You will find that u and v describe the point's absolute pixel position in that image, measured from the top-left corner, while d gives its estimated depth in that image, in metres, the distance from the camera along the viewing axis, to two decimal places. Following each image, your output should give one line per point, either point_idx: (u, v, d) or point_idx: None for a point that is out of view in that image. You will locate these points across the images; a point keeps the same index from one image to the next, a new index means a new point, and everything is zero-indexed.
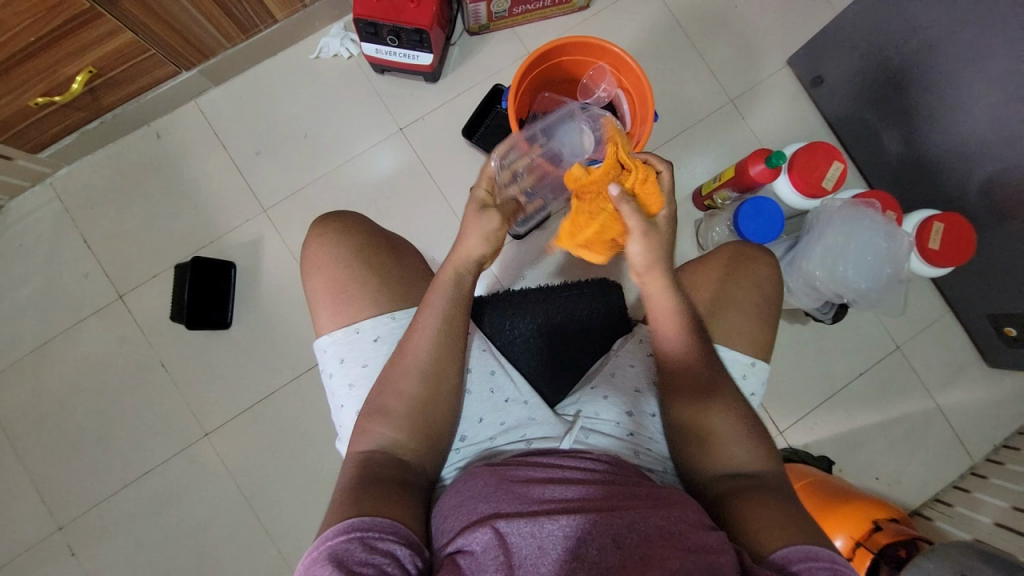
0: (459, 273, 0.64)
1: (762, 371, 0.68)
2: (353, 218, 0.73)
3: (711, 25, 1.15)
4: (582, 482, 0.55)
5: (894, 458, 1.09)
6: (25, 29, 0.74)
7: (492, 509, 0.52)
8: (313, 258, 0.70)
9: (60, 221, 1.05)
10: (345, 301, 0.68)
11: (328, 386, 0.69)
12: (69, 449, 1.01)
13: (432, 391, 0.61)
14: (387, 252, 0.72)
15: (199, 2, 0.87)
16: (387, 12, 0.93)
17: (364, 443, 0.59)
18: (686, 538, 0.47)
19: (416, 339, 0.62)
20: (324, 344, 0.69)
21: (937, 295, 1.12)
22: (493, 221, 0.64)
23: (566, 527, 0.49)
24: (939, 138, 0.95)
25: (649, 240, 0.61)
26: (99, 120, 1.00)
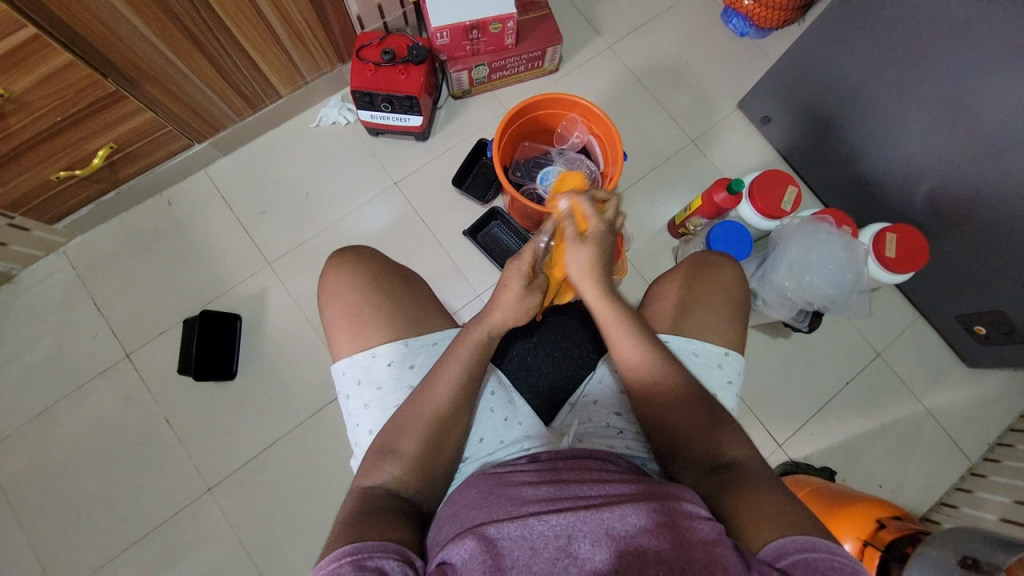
0: (488, 335, 0.68)
1: (734, 360, 0.73)
2: (369, 251, 0.79)
3: (667, 79, 1.30)
4: (573, 484, 0.57)
5: (893, 464, 1.11)
6: (54, 111, 0.83)
7: (484, 518, 0.54)
8: (332, 287, 0.76)
9: (72, 286, 1.10)
10: (360, 325, 0.73)
11: (345, 406, 0.73)
12: (70, 514, 1.00)
13: (445, 429, 0.64)
14: (399, 282, 0.77)
15: (211, 81, 0.98)
16: (379, 83, 1.05)
17: (369, 477, 0.62)
18: (676, 529, 0.49)
19: (440, 388, 0.65)
20: (342, 367, 0.73)
21: (906, 303, 1.19)
22: (534, 300, 0.70)
23: (556, 525, 0.50)
24: (880, 159, 1.06)
25: (581, 254, 0.68)
26: (114, 191, 1.08)
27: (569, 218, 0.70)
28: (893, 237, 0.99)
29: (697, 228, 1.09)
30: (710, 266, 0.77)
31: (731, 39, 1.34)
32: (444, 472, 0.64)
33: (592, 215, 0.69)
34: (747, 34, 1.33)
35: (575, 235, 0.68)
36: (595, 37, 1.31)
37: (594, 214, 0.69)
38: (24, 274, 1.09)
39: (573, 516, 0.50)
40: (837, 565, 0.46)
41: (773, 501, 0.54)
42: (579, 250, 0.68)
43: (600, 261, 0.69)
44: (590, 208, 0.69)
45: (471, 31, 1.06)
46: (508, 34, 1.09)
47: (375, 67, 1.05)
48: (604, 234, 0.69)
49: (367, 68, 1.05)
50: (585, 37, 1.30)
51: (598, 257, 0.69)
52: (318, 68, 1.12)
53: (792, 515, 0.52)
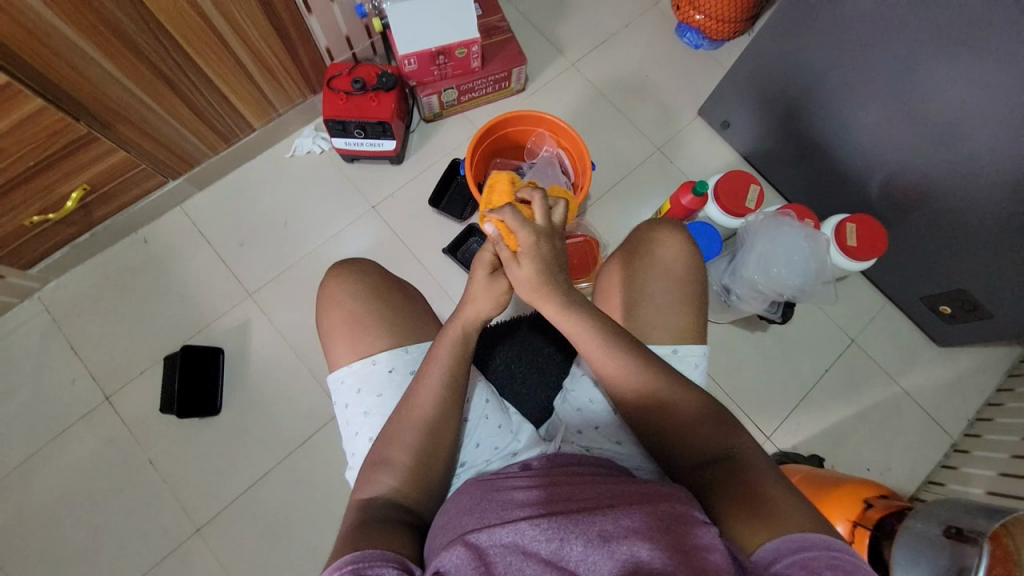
0: (466, 330, 0.69)
1: (684, 353, 0.75)
2: (367, 263, 0.81)
3: (630, 92, 1.36)
4: (567, 490, 0.57)
5: (878, 447, 1.14)
6: (25, 155, 0.83)
7: (477, 525, 0.54)
8: (331, 296, 0.77)
9: (48, 331, 1.08)
10: (360, 333, 0.74)
11: (344, 415, 0.73)
12: (52, 567, 0.96)
13: (435, 433, 0.65)
14: (397, 291, 0.79)
15: (183, 119, 1.00)
16: (352, 111, 1.08)
17: (365, 491, 0.62)
18: (670, 532, 0.50)
19: (423, 393, 0.66)
20: (340, 376, 0.74)
21: (875, 289, 1.24)
22: (500, 286, 0.70)
23: (549, 529, 0.50)
24: (835, 154, 1.12)
25: (523, 275, 0.67)
26: (90, 233, 1.08)
27: (499, 242, 0.68)
28: (853, 226, 1.04)
29: None
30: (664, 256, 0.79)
31: (687, 52, 1.41)
32: (438, 484, 0.65)
33: (518, 231, 0.66)
34: (701, 46, 1.41)
35: (508, 256, 0.67)
36: (559, 56, 1.36)
37: (521, 229, 0.66)
38: None
39: (567, 520, 0.51)
40: (833, 561, 0.46)
41: (760, 485, 0.55)
42: (519, 269, 0.67)
43: (543, 272, 0.67)
44: (515, 224, 0.66)
45: (437, 56, 1.10)
46: (473, 58, 1.13)
47: (347, 96, 1.08)
48: (547, 241, 0.67)
49: (338, 97, 1.08)
50: (549, 57, 1.36)
51: (544, 269, 0.67)
52: (291, 100, 1.15)
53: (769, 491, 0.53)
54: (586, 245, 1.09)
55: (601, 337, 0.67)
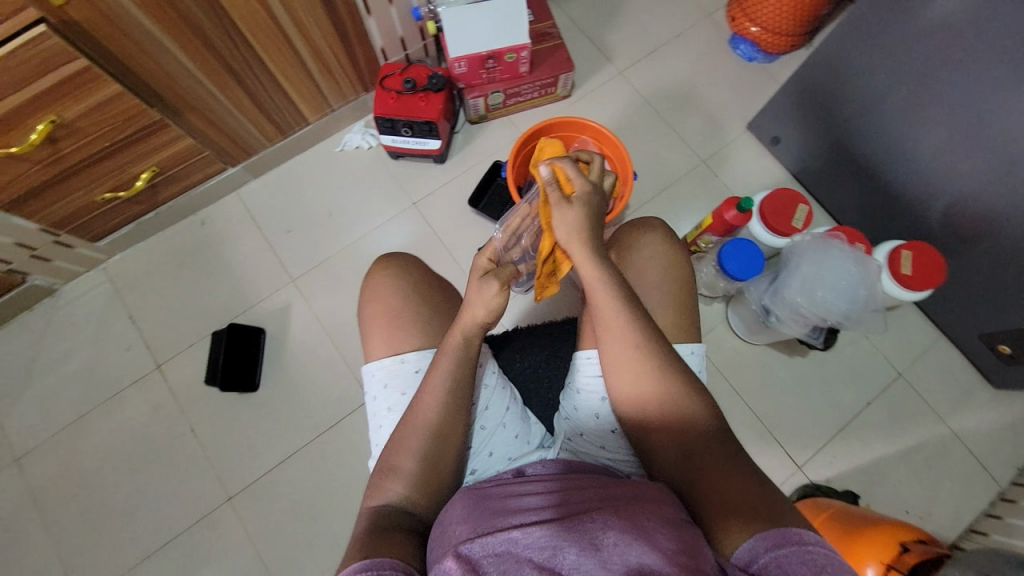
0: (467, 337, 0.69)
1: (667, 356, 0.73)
2: (410, 259, 0.83)
3: (677, 103, 1.34)
4: (562, 501, 0.58)
5: (919, 489, 1.07)
6: (101, 137, 0.90)
7: (471, 532, 0.54)
8: (372, 289, 0.80)
9: (110, 300, 1.16)
10: (395, 328, 0.77)
11: (371, 407, 0.76)
12: (96, 520, 1.03)
13: (442, 441, 0.66)
14: (439, 289, 0.82)
15: (246, 110, 1.06)
16: (401, 110, 1.11)
17: (376, 498, 0.64)
18: (655, 531, 0.51)
19: (428, 402, 0.67)
20: (372, 368, 0.76)
21: (927, 322, 1.17)
22: (492, 287, 0.69)
23: (538, 535, 0.51)
24: (893, 177, 1.07)
25: (569, 215, 0.67)
26: (154, 212, 1.16)
27: (553, 184, 0.69)
28: (908, 254, 0.99)
29: (709, 246, 1.10)
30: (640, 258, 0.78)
31: (740, 64, 1.38)
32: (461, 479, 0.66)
33: (575, 178, 0.68)
34: (754, 59, 1.37)
35: (560, 200, 0.68)
36: (607, 64, 1.36)
37: (578, 178, 0.68)
38: (67, 288, 1.16)
39: (561, 531, 0.51)
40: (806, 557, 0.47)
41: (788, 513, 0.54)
42: (562, 212, 0.67)
43: (588, 225, 0.67)
44: (574, 172, 0.68)
45: (487, 60, 1.12)
46: (522, 63, 1.15)
47: (397, 95, 1.12)
48: (592, 197, 0.68)
49: (389, 96, 1.12)
50: (597, 64, 1.36)
51: (590, 221, 0.67)
52: (343, 97, 1.20)
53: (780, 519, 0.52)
54: None
55: (623, 310, 0.65)
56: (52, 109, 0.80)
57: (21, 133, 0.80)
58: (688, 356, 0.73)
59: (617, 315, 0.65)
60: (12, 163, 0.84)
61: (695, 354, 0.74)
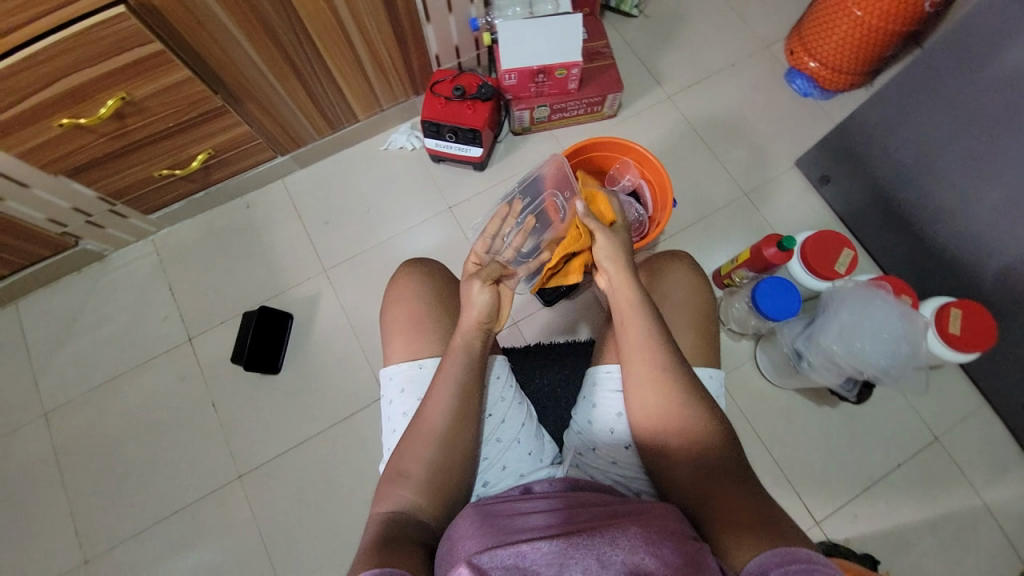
0: (468, 341, 0.71)
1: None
2: (433, 267, 0.86)
3: (725, 132, 1.32)
4: (567, 517, 0.58)
5: (945, 563, 1.01)
6: (166, 117, 0.95)
7: (479, 547, 0.54)
8: (398, 296, 0.82)
9: (153, 271, 1.22)
10: (416, 334, 0.78)
11: (386, 411, 0.76)
12: (115, 480, 1.07)
13: (448, 449, 0.66)
14: (450, 296, 0.83)
15: (301, 103, 1.10)
16: (448, 115, 1.13)
17: (384, 505, 0.64)
18: (669, 549, 0.49)
19: (432, 407, 0.67)
20: (390, 372, 0.77)
21: (971, 385, 1.11)
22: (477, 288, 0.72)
23: (545, 550, 0.50)
24: (948, 230, 1.02)
25: (608, 241, 0.72)
26: (204, 192, 1.21)
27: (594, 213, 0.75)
28: (958, 312, 0.94)
29: (744, 281, 1.08)
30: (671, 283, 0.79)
31: (795, 98, 1.35)
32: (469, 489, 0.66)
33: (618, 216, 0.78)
34: (810, 95, 1.34)
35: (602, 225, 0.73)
36: (656, 87, 1.35)
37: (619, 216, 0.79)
38: (115, 255, 1.23)
39: (565, 542, 0.50)
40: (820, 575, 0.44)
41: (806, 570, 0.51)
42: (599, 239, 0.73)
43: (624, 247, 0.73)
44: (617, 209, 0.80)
45: (537, 75, 1.13)
46: (572, 80, 1.15)
47: (446, 101, 1.13)
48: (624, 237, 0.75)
49: (438, 101, 1.14)
50: (646, 87, 1.35)
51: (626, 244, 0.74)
52: (394, 98, 1.23)
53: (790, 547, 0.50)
54: None
55: (650, 321, 0.66)
56: (123, 87, 0.85)
57: (92, 107, 0.85)
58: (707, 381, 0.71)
59: (642, 321, 0.66)
60: (82, 134, 0.89)
61: (714, 378, 0.72)
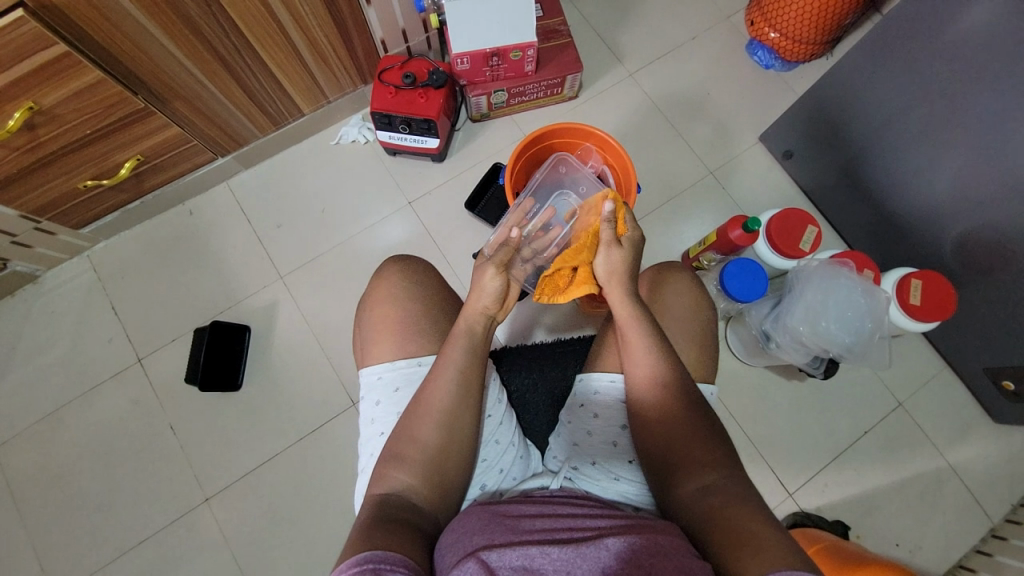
0: (471, 326, 0.69)
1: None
2: (419, 263, 0.82)
3: (688, 110, 1.29)
4: (569, 519, 0.59)
5: (911, 522, 1.05)
6: (82, 124, 0.86)
7: (487, 543, 0.53)
8: (388, 288, 0.78)
9: (92, 289, 1.13)
10: (408, 333, 0.75)
11: (372, 412, 0.73)
12: (70, 515, 1.01)
13: (450, 434, 0.63)
14: (450, 299, 0.81)
15: (237, 100, 1.02)
16: (400, 105, 1.07)
17: (380, 486, 0.61)
18: (675, 558, 0.50)
19: (433, 390, 0.64)
20: (380, 371, 0.74)
21: (932, 351, 1.14)
22: (491, 280, 0.69)
23: (556, 556, 0.51)
24: (909, 200, 1.02)
25: (616, 254, 0.71)
26: (140, 201, 1.12)
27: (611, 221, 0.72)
28: (918, 283, 0.95)
29: (710, 263, 1.06)
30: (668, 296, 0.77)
31: (756, 71, 1.32)
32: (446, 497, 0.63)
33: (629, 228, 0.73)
34: (771, 67, 1.32)
35: (613, 238, 0.71)
36: (617, 65, 1.31)
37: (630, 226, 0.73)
38: (48, 275, 1.13)
39: (575, 550, 0.51)
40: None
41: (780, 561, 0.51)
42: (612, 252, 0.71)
43: (630, 265, 0.72)
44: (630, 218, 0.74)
45: (491, 58, 1.07)
46: (528, 62, 1.10)
47: (396, 91, 1.07)
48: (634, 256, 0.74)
49: (388, 91, 1.07)
50: (606, 65, 1.31)
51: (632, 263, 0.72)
52: (341, 88, 1.15)
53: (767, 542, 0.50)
54: None
55: (654, 344, 0.67)
56: (30, 95, 0.76)
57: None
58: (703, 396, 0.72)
59: (648, 344, 0.67)
60: None
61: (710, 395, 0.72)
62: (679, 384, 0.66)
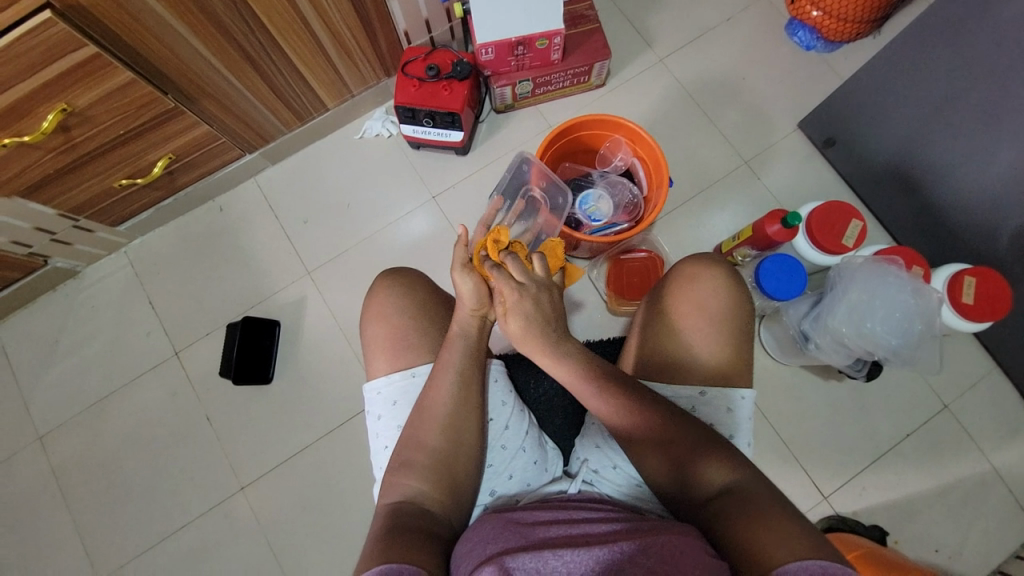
0: (465, 329, 0.68)
1: (716, 398, 0.69)
2: (411, 273, 0.81)
3: (722, 96, 1.23)
4: (584, 524, 0.58)
5: (952, 529, 1.01)
6: (115, 125, 0.87)
7: (501, 549, 0.53)
8: (380, 305, 0.77)
9: (130, 284, 1.17)
10: (402, 346, 0.74)
11: (375, 427, 0.73)
12: (115, 500, 1.06)
13: (454, 437, 0.63)
14: (442, 303, 0.80)
15: (263, 97, 1.02)
16: (424, 98, 1.05)
17: (392, 495, 0.62)
18: (690, 554, 0.48)
19: (434, 395, 0.65)
20: (377, 387, 0.74)
21: (982, 351, 1.07)
22: (469, 280, 0.66)
23: (570, 561, 0.50)
24: (963, 191, 0.95)
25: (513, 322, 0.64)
26: (173, 197, 1.14)
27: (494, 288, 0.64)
28: (972, 280, 0.89)
29: (745, 259, 1.02)
30: (700, 293, 0.72)
31: (796, 53, 1.25)
32: (464, 500, 0.63)
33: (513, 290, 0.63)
34: (813, 48, 1.24)
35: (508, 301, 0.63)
36: (647, 50, 1.25)
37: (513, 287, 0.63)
38: (88, 270, 1.17)
39: (588, 552, 0.51)
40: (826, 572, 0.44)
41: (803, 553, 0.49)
42: (510, 322, 0.64)
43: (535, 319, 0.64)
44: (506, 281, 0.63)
45: (516, 47, 1.03)
46: (555, 50, 1.06)
47: (419, 83, 1.05)
48: (545, 295, 0.65)
49: (411, 83, 1.05)
50: (636, 51, 1.25)
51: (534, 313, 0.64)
52: (364, 82, 1.14)
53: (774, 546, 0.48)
54: (649, 261, 1.04)
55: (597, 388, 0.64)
56: (63, 97, 0.78)
57: (33, 121, 0.78)
58: (738, 401, 0.69)
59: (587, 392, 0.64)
60: (26, 151, 0.82)
61: (746, 400, 0.70)
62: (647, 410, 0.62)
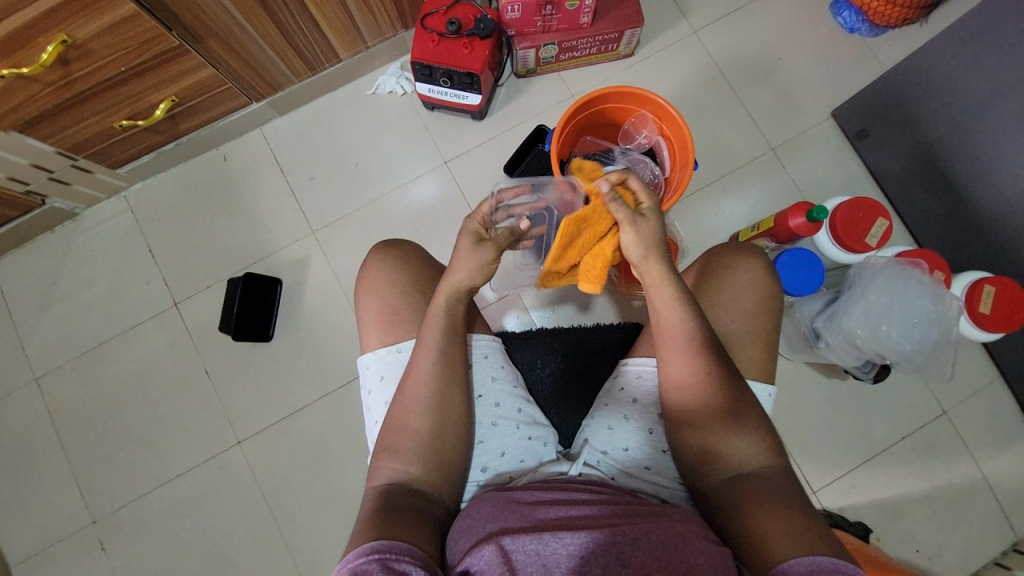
0: (450, 303, 0.66)
1: None
2: (406, 245, 0.79)
3: (755, 75, 1.17)
4: (585, 504, 0.57)
5: (934, 530, 1.02)
6: (117, 61, 0.82)
7: (499, 529, 0.53)
8: (371, 279, 0.75)
9: (130, 230, 1.14)
10: (393, 321, 0.73)
11: (366, 402, 0.72)
12: (113, 445, 1.07)
13: (440, 417, 0.62)
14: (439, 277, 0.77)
15: (272, 40, 0.95)
16: (442, 56, 0.99)
17: (379, 477, 0.61)
18: (692, 551, 0.48)
19: (415, 377, 0.63)
20: (367, 361, 0.73)
21: (988, 361, 1.07)
22: (488, 253, 0.66)
23: (569, 545, 0.49)
24: (997, 196, 0.92)
25: (644, 228, 0.64)
26: (176, 143, 1.10)
27: (614, 198, 0.65)
28: (991, 290, 0.87)
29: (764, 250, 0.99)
30: (732, 284, 0.70)
31: (837, 35, 1.18)
32: (456, 479, 0.63)
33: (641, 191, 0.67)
34: (856, 31, 1.17)
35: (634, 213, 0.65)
36: (680, 20, 1.18)
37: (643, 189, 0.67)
38: (87, 213, 1.14)
39: (588, 535, 0.50)
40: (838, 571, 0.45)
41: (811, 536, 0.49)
42: (639, 227, 0.64)
43: (657, 241, 0.65)
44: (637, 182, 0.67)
45: (544, 6, 0.97)
46: (584, 13, 1.00)
47: (439, 38, 0.99)
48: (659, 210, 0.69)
49: (430, 38, 0.99)
50: (669, 20, 1.18)
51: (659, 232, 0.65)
52: (381, 34, 1.08)
53: (780, 542, 0.48)
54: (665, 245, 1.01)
55: (692, 329, 0.61)
56: (63, 28, 0.73)
57: (31, 53, 0.73)
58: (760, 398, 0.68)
59: (688, 338, 0.61)
60: (24, 84, 0.78)
61: (766, 396, 0.68)
62: (721, 367, 0.61)
